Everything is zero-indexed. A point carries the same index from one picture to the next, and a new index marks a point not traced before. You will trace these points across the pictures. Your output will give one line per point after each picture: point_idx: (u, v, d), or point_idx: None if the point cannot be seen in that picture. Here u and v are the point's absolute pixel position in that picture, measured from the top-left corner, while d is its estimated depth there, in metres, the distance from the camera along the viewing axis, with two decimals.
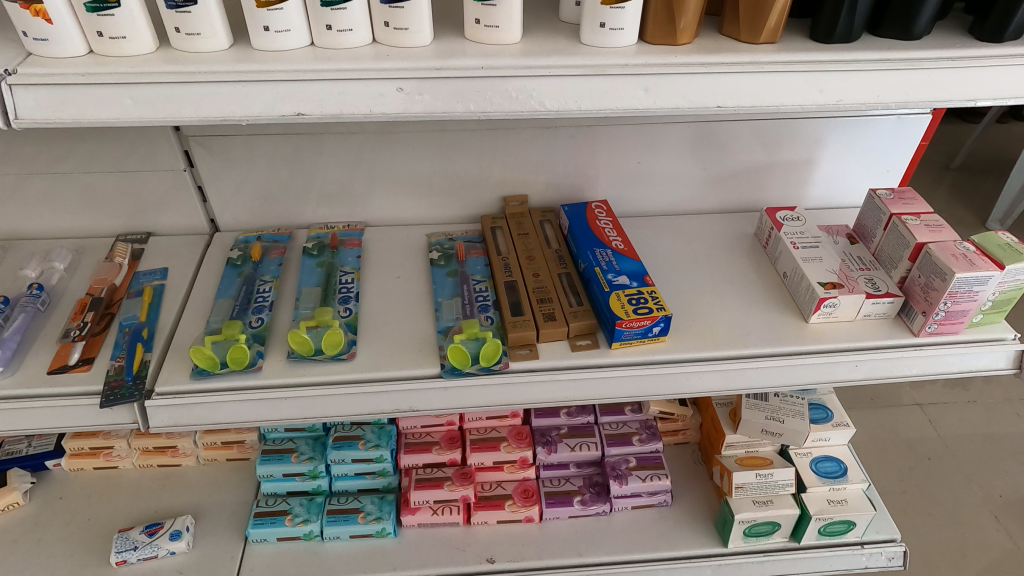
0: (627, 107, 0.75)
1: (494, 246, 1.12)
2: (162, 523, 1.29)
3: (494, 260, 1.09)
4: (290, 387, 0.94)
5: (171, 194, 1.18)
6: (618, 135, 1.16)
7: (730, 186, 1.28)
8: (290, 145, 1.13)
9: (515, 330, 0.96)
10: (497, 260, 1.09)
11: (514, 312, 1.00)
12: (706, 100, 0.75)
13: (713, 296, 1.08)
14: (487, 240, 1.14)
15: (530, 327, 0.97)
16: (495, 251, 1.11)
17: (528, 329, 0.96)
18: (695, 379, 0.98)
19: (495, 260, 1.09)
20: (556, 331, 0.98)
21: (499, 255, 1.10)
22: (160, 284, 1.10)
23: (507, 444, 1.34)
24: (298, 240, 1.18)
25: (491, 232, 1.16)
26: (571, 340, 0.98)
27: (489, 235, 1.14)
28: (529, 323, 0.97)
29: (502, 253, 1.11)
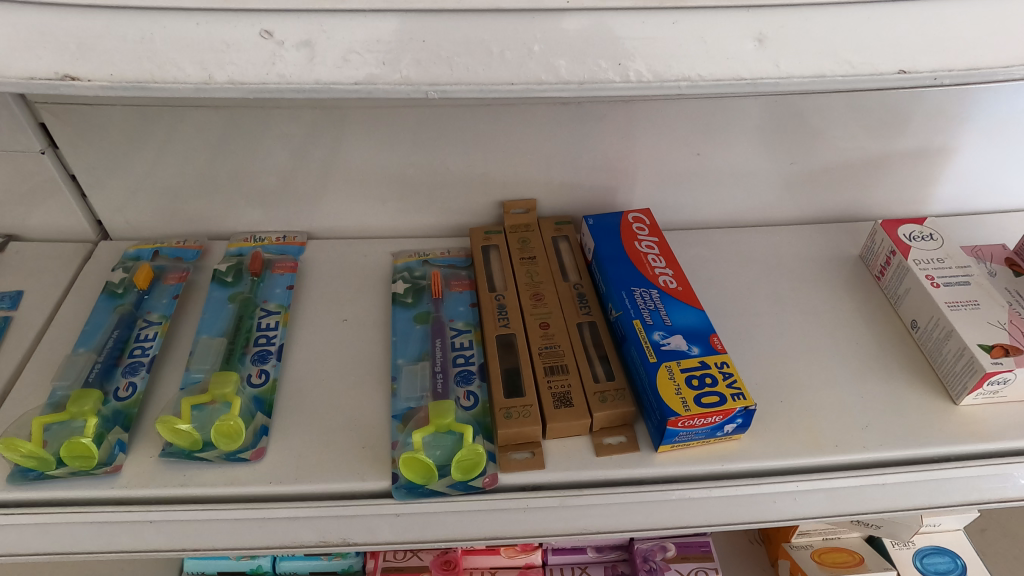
0: (719, 75, 0.38)
1: (486, 277, 0.77)
2: None
3: (484, 298, 0.74)
4: (163, 503, 0.62)
5: (32, 187, 0.83)
6: (671, 113, 0.79)
7: (823, 187, 0.91)
8: (193, 122, 0.78)
9: (513, 424, 0.61)
10: (489, 300, 0.74)
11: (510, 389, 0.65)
12: (879, 61, 0.38)
13: (806, 360, 0.73)
14: (477, 267, 0.79)
15: (536, 417, 0.62)
16: (487, 286, 0.76)
17: (532, 422, 0.61)
18: (780, 502, 0.65)
19: (486, 300, 0.74)
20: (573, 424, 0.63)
21: (492, 292, 0.75)
22: (3, 317, 0.77)
23: None
24: (211, 256, 0.85)
25: (481, 255, 0.81)
26: (595, 437, 0.64)
27: (479, 260, 0.80)
28: (534, 411, 0.62)
29: (496, 288, 0.76)
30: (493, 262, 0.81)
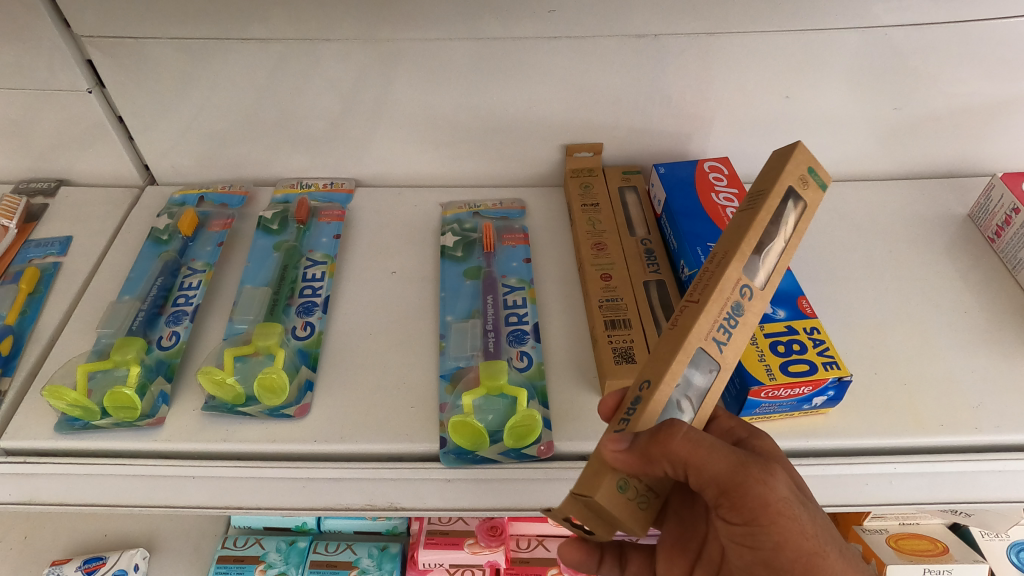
0: None
1: (734, 273, 0.39)
2: (104, 559, 1.00)
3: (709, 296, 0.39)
4: (205, 458, 0.59)
5: (79, 127, 0.81)
6: (759, 50, 0.72)
7: (920, 139, 0.83)
8: (241, 57, 0.73)
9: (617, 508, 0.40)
10: (742, 339, 0.41)
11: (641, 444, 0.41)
12: None
13: (907, 331, 0.67)
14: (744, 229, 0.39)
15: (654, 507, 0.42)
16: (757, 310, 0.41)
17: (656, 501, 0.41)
18: (875, 486, 0.59)
19: (747, 338, 0.41)
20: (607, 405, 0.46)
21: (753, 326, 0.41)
22: (52, 263, 0.75)
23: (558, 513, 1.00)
24: (256, 202, 0.81)
25: (754, 190, 0.41)
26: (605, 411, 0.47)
27: (743, 231, 0.40)
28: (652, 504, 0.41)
29: (741, 306, 0.40)
30: (762, 248, 0.41)
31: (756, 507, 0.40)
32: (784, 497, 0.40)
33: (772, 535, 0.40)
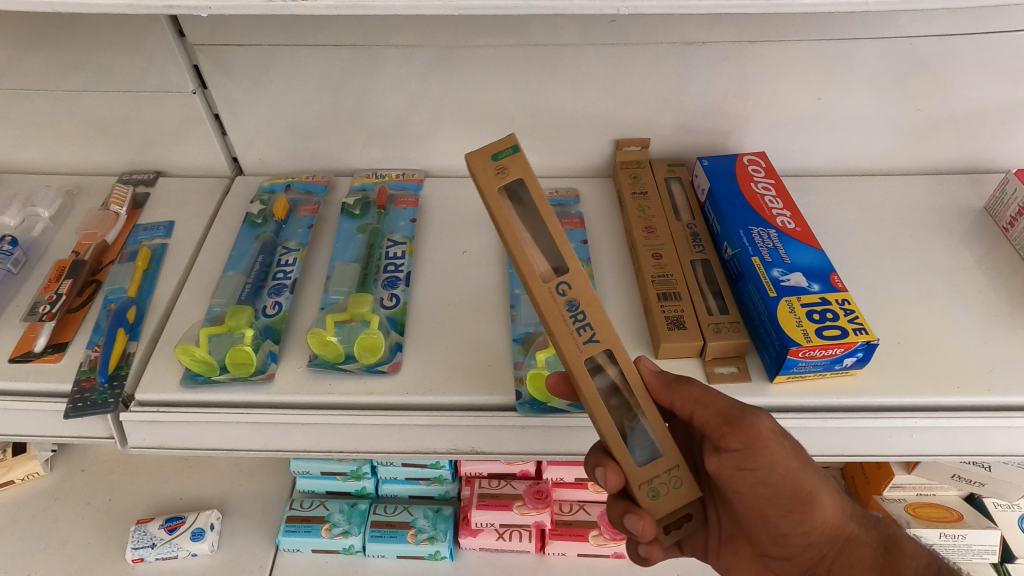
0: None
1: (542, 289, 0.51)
2: (183, 518, 1.11)
3: (549, 321, 0.51)
4: (310, 408, 0.68)
5: (181, 121, 0.93)
6: (790, 56, 0.81)
7: (939, 137, 0.90)
8: (330, 60, 0.84)
9: (663, 506, 0.52)
10: (599, 314, 0.51)
11: (637, 454, 0.53)
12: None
13: (925, 307, 0.76)
14: (515, 256, 0.50)
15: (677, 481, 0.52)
16: (588, 288, 0.52)
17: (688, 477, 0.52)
18: (897, 438, 0.68)
19: (602, 313, 0.51)
20: (609, 475, 0.54)
21: (595, 299, 0.51)
22: (160, 244, 0.85)
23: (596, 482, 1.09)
24: (337, 190, 0.90)
25: (523, 205, 0.52)
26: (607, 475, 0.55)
27: (521, 259, 0.51)
28: (682, 479, 0.52)
29: (577, 297, 0.51)
30: (554, 243, 0.52)
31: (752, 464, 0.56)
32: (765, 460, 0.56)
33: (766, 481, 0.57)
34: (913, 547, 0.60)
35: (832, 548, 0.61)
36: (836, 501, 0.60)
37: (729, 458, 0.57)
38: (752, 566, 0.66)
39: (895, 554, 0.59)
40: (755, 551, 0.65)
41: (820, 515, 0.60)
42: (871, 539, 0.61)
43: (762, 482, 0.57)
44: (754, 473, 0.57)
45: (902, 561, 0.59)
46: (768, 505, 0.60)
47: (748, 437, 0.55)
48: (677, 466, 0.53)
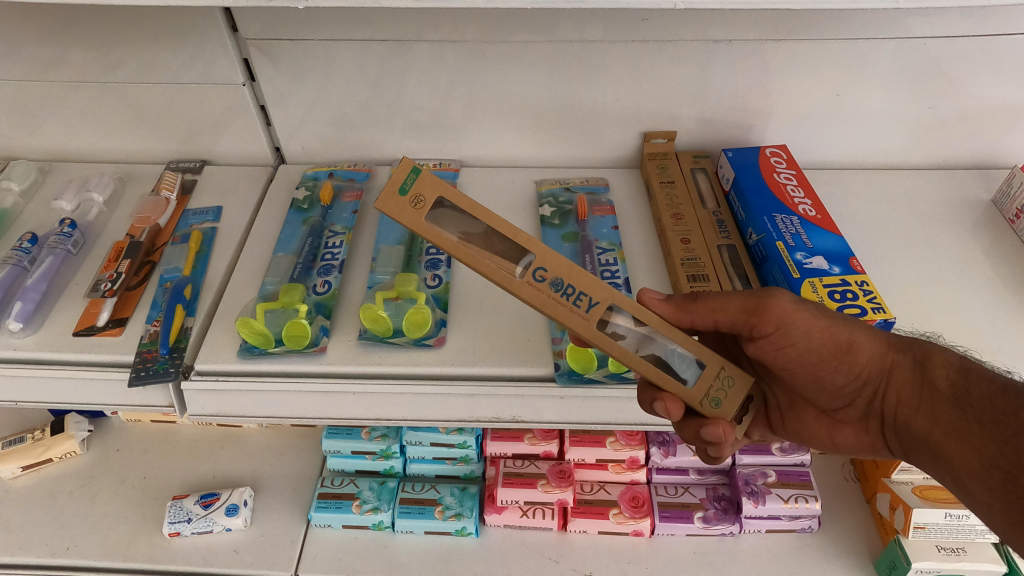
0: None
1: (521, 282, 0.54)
2: (217, 495, 1.14)
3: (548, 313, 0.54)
4: (361, 378, 0.72)
5: (229, 112, 0.97)
6: (810, 55, 0.86)
7: (949, 135, 0.95)
8: (374, 55, 0.89)
9: (728, 408, 0.58)
10: (582, 279, 0.54)
11: (684, 376, 0.58)
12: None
13: (937, 291, 0.80)
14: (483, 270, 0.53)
15: (737, 378, 0.59)
16: (561, 262, 0.54)
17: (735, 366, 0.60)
18: None
19: (587, 277, 0.54)
20: (669, 406, 0.58)
21: (571, 268, 0.54)
22: (210, 227, 0.90)
23: (616, 464, 1.11)
24: (378, 179, 0.96)
25: (466, 218, 0.55)
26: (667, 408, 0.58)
27: (485, 267, 0.53)
28: (732, 377, 0.59)
29: (556, 276, 0.54)
30: (507, 240, 0.55)
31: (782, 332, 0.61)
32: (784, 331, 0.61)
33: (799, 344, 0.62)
34: (945, 356, 0.61)
35: (877, 379, 0.63)
36: (869, 337, 0.63)
37: (766, 342, 0.64)
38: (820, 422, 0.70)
39: (930, 368, 0.61)
40: (817, 409, 0.70)
41: (861, 355, 0.62)
42: (909, 360, 0.62)
43: (799, 350, 0.63)
44: (792, 346, 0.63)
45: (936, 373, 0.60)
46: (812, 368, 0.65)
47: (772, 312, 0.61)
48: (720, 365, 0.59)
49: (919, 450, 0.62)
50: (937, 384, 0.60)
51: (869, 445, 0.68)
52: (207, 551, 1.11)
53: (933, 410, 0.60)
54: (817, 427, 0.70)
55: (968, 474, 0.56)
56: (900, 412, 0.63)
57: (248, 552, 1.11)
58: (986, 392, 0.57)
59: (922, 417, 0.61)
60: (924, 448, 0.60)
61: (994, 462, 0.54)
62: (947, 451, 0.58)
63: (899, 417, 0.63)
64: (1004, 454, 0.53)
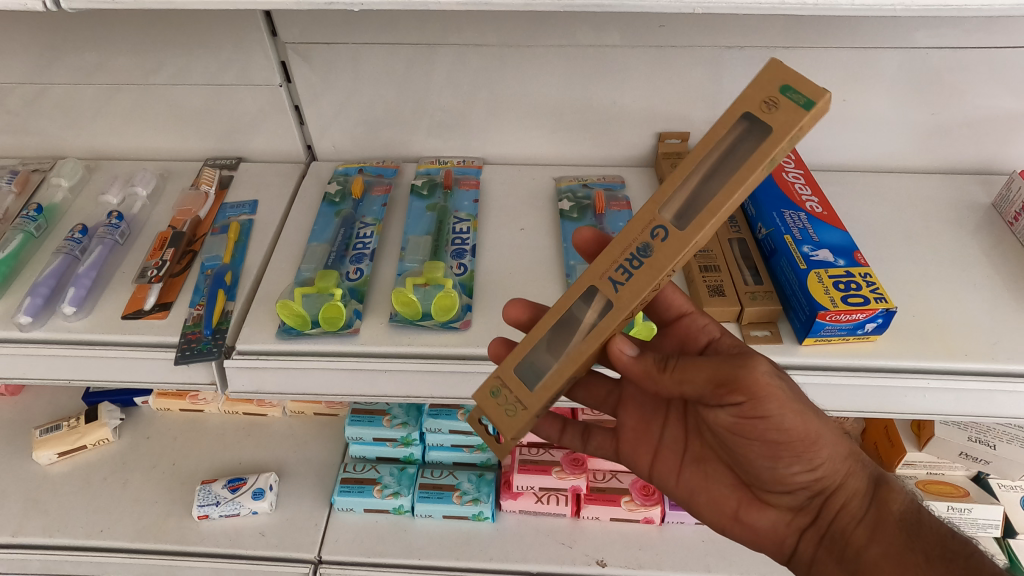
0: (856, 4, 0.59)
1: (651, 214, 0.54)
2: (244, 480, 1.19)
3: (626, 233, 0.55)
4: (393, 357, 0.76)
5: (265, 112, 1.03)
6: (817, 62, 0.90)
7: (950, 141, 0.99)
8: (405, 58, 0.94)
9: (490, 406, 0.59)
10: (648, 273, 0.52)
11: (525, 371, 0.59)
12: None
13: (937, 286, 0.84)
14: (679, 171, 0.53)
15: (519, 419, 0.58)
16: (667, 256, 0.52)
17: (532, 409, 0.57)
18: (913, 398, 0.76)
19: (646, 277, 0.52)
20: (513, 309, 0.71)
21: (660, 265, 0.52)
22: (247, 219, 0.95)
23: None
24: (405, 176, 1.02)
25: (723, 146, 0.51)
26: (511, 312, 0.71)
27: (667, 184, 0.53)
28: (517, 415, 0.58)
29: (650, 246, 0.53)
30: (699, 198, 0.51)
31: (751, 405, 0.57)
32: (758, 408, 0.57)
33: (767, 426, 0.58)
34: (899, 494, 0.64)
35: (829, 482, 0.63)
36: (838, 436, 0.62)
37: (733, 409, 0.59)
38: (735, 494, 0.68)
39: (884, 491, 0.64)
40: (736, 481, 0.68)
41: (826, 451, 0.61)
42: (865, 478, 0.64)
43: (773, 430, 0.59)
44: (762, 420, 0.58)
45: (889, 497, 0.63)
46: (773, 450, 0.61)
47: (765, 391, 0.55)
48: (529, 407, 0.57)
49: (838, 561, 0.63)
50: (889, 509, 0.62)
51: (773, 535, 0.68)
52: (234, 534, 1.15)
53: (874, 527, 0.62)
54: (727, 497, 0.68)
55: None
56: (839, 518, 0.63)
57: (273, 535, 1.15)
58: (934, 528, 0.60)
59: (862, 530, 0.62)
60: (850, 560, 0.62)
61: None
62: (882, 572, 0.59)
63: (835, 524, 0.63)
64: None
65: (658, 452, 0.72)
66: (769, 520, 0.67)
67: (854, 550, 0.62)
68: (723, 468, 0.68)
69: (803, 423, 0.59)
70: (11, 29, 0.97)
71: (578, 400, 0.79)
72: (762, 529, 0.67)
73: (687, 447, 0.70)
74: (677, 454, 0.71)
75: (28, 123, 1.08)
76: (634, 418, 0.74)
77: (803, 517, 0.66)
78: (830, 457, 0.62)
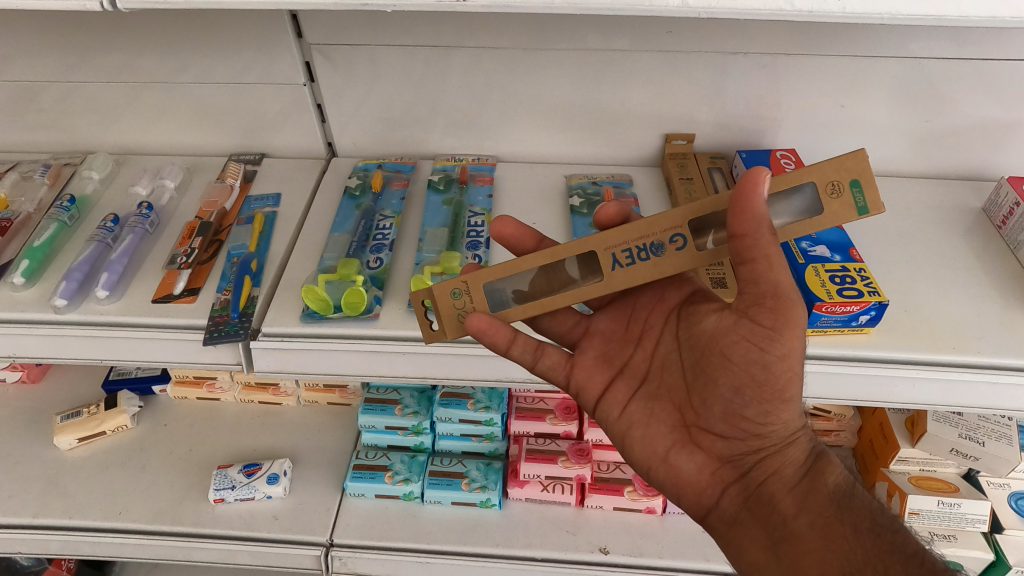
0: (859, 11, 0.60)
1: (676, 220, 0.62)
2: (259, 465, 1.22)
3: (648, 224, 0.63)
4: (411, 341, 0.81)
5: (288, 110, 1.08)
6: (817, 68, 0.95)
7: (944, 149, 1.03)
8: (424, 60, 0.99)
9: (444, 304, 0.69)
10: (643, 270, 0.64)
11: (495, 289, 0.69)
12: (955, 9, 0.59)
13: (930, 284, 0.88)
14: (721, 199, 0.60)
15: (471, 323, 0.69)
16: (661, 267, 0.63)
17: (502, 327, 0.67)
18: (904, 388, 0.80)
19: (634, 276, 0.64)
20: (507, 226, 0.77)
21: (648, 273, 0.64)
22: (271, 211, 0.99)
23: None
24: (422, 172, 1.06)
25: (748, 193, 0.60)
26: (497, 227, 0.78)
27: (708, 199, 0.61)
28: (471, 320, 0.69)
29: (652, 251, 0.63)
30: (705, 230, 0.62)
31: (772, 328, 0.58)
32: (774, 339, 0.59)
33: (768, 359, 0.60)
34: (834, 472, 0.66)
35: (778, 443, 0.66)
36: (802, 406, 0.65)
37: (746, 332, 0.61)
38: (672, 435, 0.70)
39: (820, 468, 0.65)
40: (677, 421, 0.70)
41: (791, 414, 0.64)
42: (809, 450, 0.67)
43: (759, 363, 0.61)
44: (766, 352, 0.60)
45: (825, 474, 0.65)
46: (748, 386, 0.63)
47: (784, 320, 0.58)
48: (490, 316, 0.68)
49: (762, 519, 0.64)
50: (823, 481, 0.64)
51: (697, 483, 0.69)
52: (248, 518, 1.18)
53: (804, 497, 0.63)
54: (666, 436, 0.70)
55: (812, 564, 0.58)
56: (771, 480, 0.65)
57: (286, 518, 1.18)
58: (863, 507, 0.62)
59: (792, 499, 0.64)
60: (777, 522, 0.63)
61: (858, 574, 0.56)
62: (806, 539, 0.60)
63: (765, 484, 0.65)
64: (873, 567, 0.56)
65: (612, 381, 0.75)
66: (697, 469, 0.69)
67: (780, 517, 0.63)
68: (672, 408, 0.70)
69: (792, 375, 0.61)
70: (48, 23, 1.01)
71: (543, 331, 0.80)
72: (688, 476, 0.69)
73: (645, 382, 0.73)
74: (629, 387, 0.73)
75: (59, 115, 1.12)
76: (596, 349, 0.77)
77: (736, 477, 0.67)
78: (791, 422, 0.65)
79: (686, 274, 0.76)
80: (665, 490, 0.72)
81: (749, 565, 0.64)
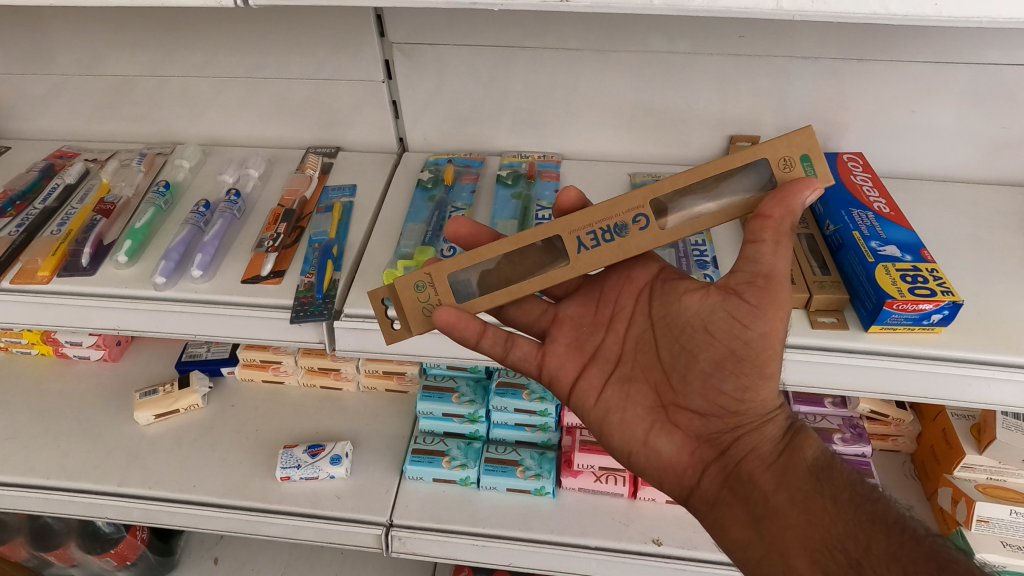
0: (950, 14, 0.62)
1: (638, 200, 0.66)
2: (323, 446, 1.27)
3: (613, 205, 0.66)
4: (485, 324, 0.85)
5: (365, 106, 1.13)
6: (887, 71, 0.96)
7: (1014, 155, 1.03)
8: (499, 59, 1.03)
9: (407, 296, 0.70)
10: (609, 251, 0.66)
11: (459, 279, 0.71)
12: None
13: (999, 287, 0.89)
14: (684, 177, 0.65)
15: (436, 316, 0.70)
16: (628, 245, 0.66)
17: (471, 320, 0.67)
18: (974, 387, 0.80)
19: (604, 257, 0.66)
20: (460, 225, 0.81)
21: (617, 252, 0.66)
22: (349, 201, 1.05)
23: None
24: (491, 167, 1.11)
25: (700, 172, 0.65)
26: (453, 227, 0.81)
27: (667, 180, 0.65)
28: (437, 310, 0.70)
29: (619, 231, 0.66)
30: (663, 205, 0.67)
31: (749, 309, 0.63)
32: (752, 316, 0.63)
33: (744, 336, 0.64)
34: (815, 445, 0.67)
35: (754, 419, 0.68)
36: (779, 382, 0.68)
37: (730, 312, 0.64)
38: (650, 416, 0.72)
39: (799, 442, 0.67)
40: (654, 402, 0.72)
41: (767, 391, 0.67)
42: (786, 425, 0.68)
43: (741, 339, 0.64)
44: (745, 328, 0.64)
45: (804, 447, 0.66)
46: (727, 361, 0.66)
47: (771, 299, 0.62)
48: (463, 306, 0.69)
49: (741, 497, 0.65)
50: (802, 455, 0.66)
51: (675, 463, 0.71)
52: (312, 496, 1.23)
53: (784, 474, 0.65)
54: (644, 417, 0.72)
55: (795, 538, 0.59)
56: (749, 458, 0.66)
57: (349, 499, 1.23)
58: (844, 478, 0.64)
59: (771, 475, 0.65)
60: (756, 500, 0.64)
61: (841, 546, 0.57)
62: (787, 514, 0.61)
63: (743, 462, 0.67)
64: (856, 537, 0.57)
65: (586, 367, 0.77)
66: (675, 449, 0.71)
67: (760, 494, 0.64)
68: (649, 389, 0.73)
69: (771, 351, 0.64)
70: (147, 21, 1.07)
71: (511, 321, 0.82)
72: (668, 457, 0.71)
73: (618, 364, 0.75)
74: (606, 371, 0.76)
75: (151, 107, 1.20)
76: (567, 336, 0.79)
77: (714, 456, 0.69)
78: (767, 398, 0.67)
79: (650, 254, 0.79)
80: (645, 474, 0.73)
81: (734, 543, 0.65)
